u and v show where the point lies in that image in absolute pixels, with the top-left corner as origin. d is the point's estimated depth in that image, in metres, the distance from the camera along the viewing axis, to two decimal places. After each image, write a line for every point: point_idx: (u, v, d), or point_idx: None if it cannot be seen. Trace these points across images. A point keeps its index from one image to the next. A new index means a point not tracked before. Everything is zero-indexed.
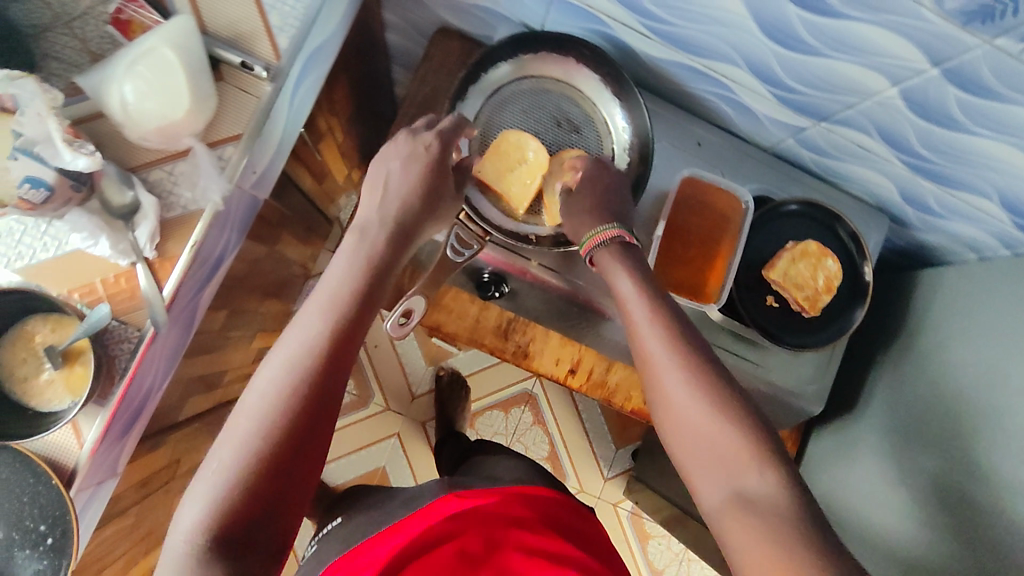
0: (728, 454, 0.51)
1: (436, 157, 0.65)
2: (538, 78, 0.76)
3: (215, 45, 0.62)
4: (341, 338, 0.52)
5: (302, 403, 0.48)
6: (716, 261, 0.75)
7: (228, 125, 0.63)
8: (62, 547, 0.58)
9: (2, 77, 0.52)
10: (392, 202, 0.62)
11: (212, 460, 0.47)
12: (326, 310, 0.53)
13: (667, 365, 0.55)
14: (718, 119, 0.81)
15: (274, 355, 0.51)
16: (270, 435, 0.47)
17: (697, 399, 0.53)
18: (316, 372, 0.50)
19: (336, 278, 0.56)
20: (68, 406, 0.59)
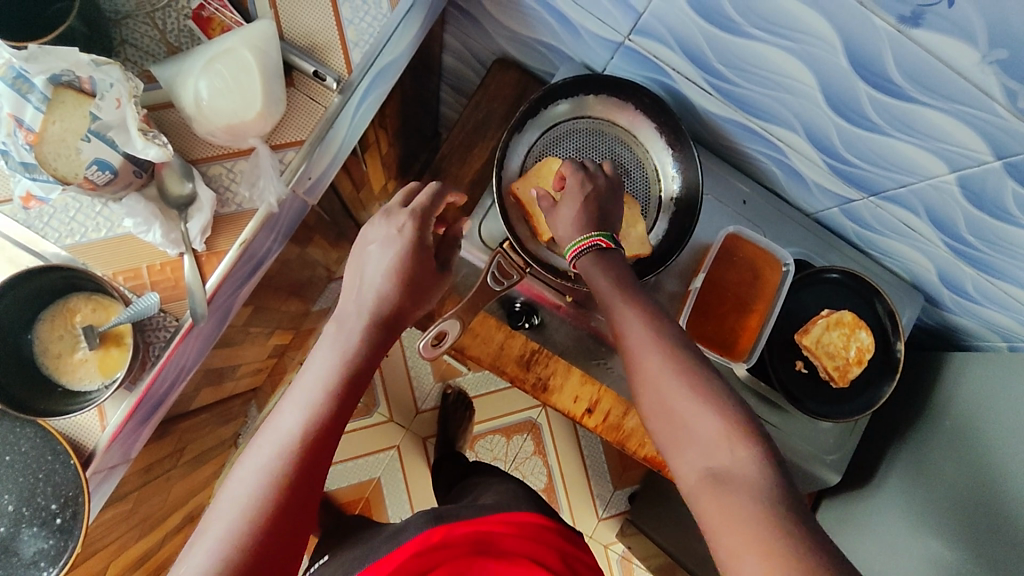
0: (705, 434, 0.51)
1: (417, 227, 0.61)
2: (595, 119, 0.77)
3: (294, 52, 0.64)
4: (317, 434, 0.51)
5: (274, 507, 0.47)
6: (750, 320, 0.75)
7: (293, 129, 0.65)
8: (70, 529, 0.58)
9: (90, 62, 0.53)
10: (370, 289, 0.59)
11: (184, 564, 0.46)
12: (304, 404, 0.52)
13: (645, 347, 0.56)
14: (766, 180, 0.81)
15: (255, 450, 0.50)
16: (243, 536, 0.46)
17: (674, 382, 0.53)
18: (291, 474, 0.48)
19: (316, 367, 0.55)
20: (99, 389, 0.58)
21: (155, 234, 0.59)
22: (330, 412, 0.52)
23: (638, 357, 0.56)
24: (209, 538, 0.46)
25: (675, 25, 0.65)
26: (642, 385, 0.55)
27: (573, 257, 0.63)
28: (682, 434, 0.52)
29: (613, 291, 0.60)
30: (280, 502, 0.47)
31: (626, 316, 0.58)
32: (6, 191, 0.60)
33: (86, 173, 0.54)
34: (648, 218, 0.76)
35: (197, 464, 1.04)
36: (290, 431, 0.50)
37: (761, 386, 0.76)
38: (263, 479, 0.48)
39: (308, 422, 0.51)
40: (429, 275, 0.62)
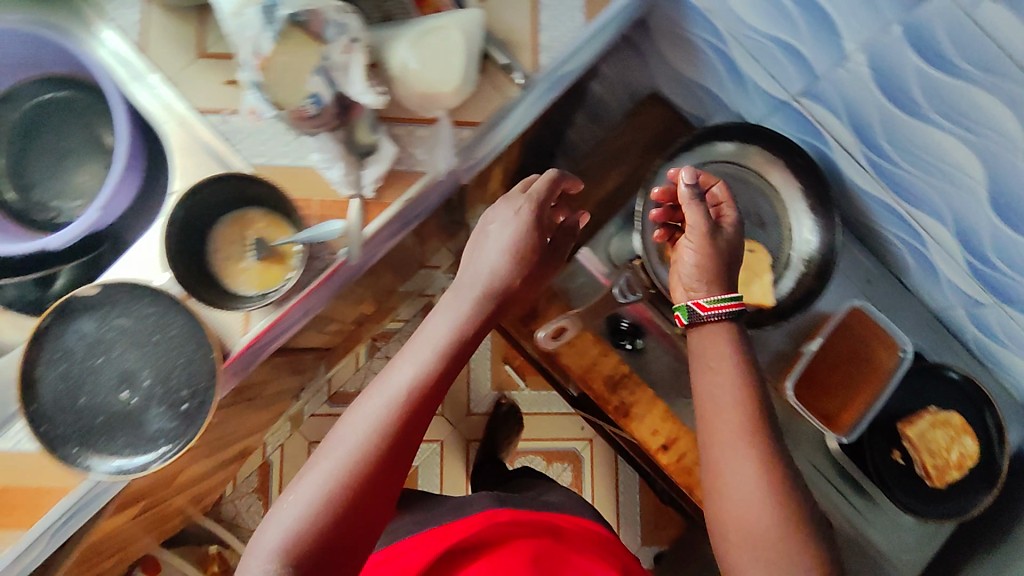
0: (766, 533, 0.52)
1: (540, 208, 0.67)
2: (745, 168, 0.79)
3: (491, 43, 0.69)
4: (424, 393, 0.57)
5: (386, 444, 0.54)
6: (856, 396, 0.76)
7: (474, 111, 0.69)
8: (194, 416, 0.62)
9: (336, 7, 0.59)
10: (490, 265, 0.64)
11: (308, 470, 0.53)
12: (419, 359, 0.58)
13: (729, 435, 0.56)
14: (894, 266, 0.81)
15: (374, 389, 0.57)
16: (360, 459, 0.53)
17: (752, 475, 0.54)
18: (402, 416, 0.55)
19: (436, 325, 0.61)
20: (253, 296, 0.63)
21: (336, 172, 0.65)
22: (437, 376, 0.58)
23: (714, 435, 0.57)
24: (322, 465, 0.53)
25: (853, 96, 0.67)
26: (723, 486, 0.55)
27: (714, 312, 0.59)
28: (744, 530, 0.53)
29: (731, 396, 0.57)
30: (391, 438, 0.54)
31: (724, 401, 0.57)
32: (217, 102, 0.66)
33: (299, 104, 0.60)
34: (777, 270, 0.77)
35: (266, 402, 1.09)
36: (400, 386, 0.56)
37: (854, 467, 0.76)
38: (376, 425, 0.54)
39: (423, 374, 0.57)
40: (538, 263, 0.67)
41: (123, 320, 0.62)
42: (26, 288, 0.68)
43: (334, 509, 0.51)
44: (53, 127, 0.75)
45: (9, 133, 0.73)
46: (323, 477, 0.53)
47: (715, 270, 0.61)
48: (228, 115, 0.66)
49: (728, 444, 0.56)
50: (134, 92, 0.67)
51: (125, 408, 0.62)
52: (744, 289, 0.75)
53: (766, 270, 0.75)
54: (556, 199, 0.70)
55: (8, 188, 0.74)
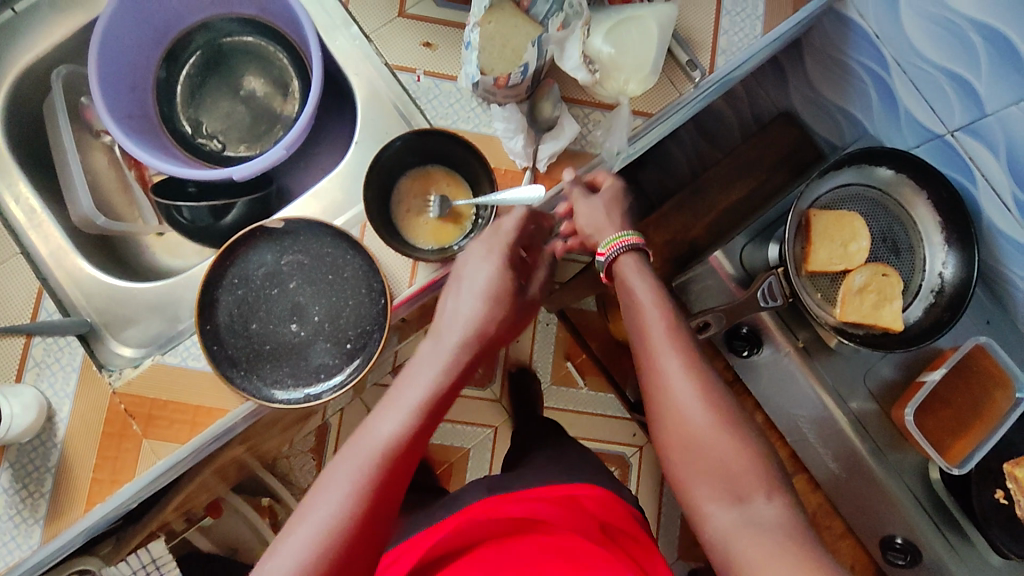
0: (730, 462, 0.54)
1: (520, 231, 0.61)
2: (885, 194, 0.81)
3: (675, 39, 0.71)
4: (408, 445, 0.52)
5: (367, 507, 0.49)
6: (968, 431, 0.78)
7: (648, 101, 0.70)
8: (354, 357, 0.64)
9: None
10: (471, 305, 0.58)
11: (284, 541, 0.47)
12: (401, 411, 0.53)
13: (680, 390, 0.56)
14: (1016, 313, 0.81)
15: (348, 451, 0.51)
16: (341, 523, 0.47)
17: (703, 416, 0.55)
18: (383, 471, 0.50)
19: (416, 379, 0.55)
20: (430, 250, 0.65)
21: (516, 142, 0.67)
22: (420, 430, 0.53)
23: (661, 390, 0.57)
24: (294, 539, 0.47)
25: (1019, 139, 0.68)
26: (674, 417, 0.56)
27: (612, 251, 0.61)
28: (709, 467, 0.54)
29: (647, 309, 0.58)
30: (374, 499, 0.49)
31: (670, 366, 0.56)
32: (410, 61, 0.68)
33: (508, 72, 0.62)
34: (905, 296, 0.80)
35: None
36: (374, 446, 0.51)
37: (953, 498, 0.79)
38: (352, 490, 0.49)
39: (404, 429, 0.52)
40: (519, 309, 0.61)
41: (299, 255, 0.64)
42: (201, 214, 0.71)
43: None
44: (230, 66, 0.78)
45: (191, 66, 0.77)
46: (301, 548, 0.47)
47: (608, 213, 0.64)
48: (419, 74, 0.68)
49: (677, 384, 0.56)
50: (332, 41, 0.70)
51: (292, 340, 0.64)
52: (874, 311, 0.77)
53: (898, 297, 0.77)
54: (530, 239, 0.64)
55: (183, 119, 0.77)
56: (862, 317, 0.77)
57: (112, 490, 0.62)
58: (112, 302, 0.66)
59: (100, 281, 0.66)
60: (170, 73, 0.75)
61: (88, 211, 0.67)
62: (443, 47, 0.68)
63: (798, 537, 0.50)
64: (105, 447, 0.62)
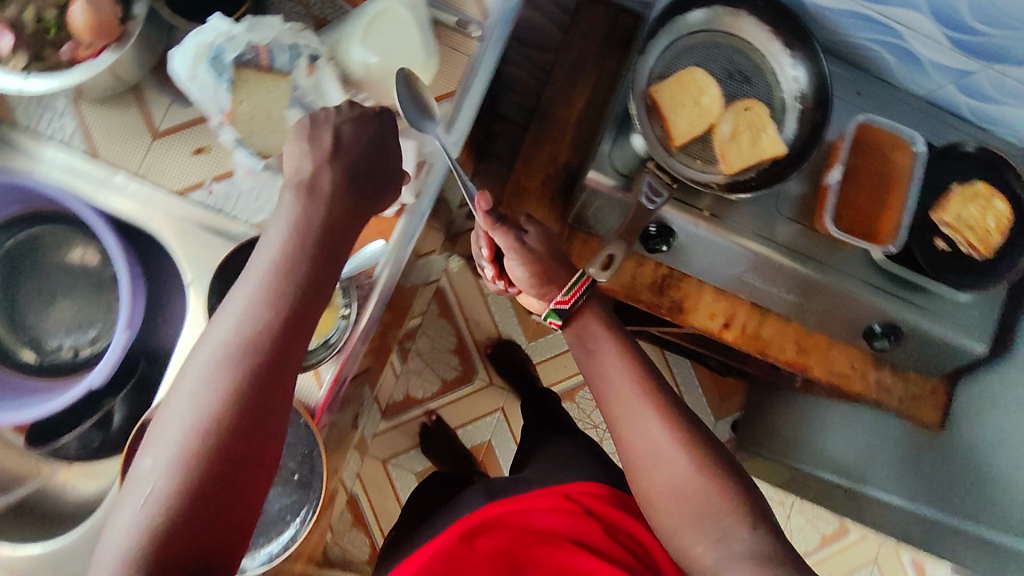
0: (711, 502, 0.60)
1: (357, 121, 0.55)
2: (711, 32, 0.78)
3: (434, 7, 0.65)
4: (269, 348, 0.48)
5: (229, 417, 0.46)
6: (886, 210, 0.78)
7: (444, 81, 0.66)
8: (310, 482, 0.62)
9: (289, 29, 0.56)
10: (302, 179, 0.52)
11: (147, 458, 0.45)
12: (244, 310, 0.48)
13: (664, 442, 0.63)
14: (875, 69, 0.82)
15: (204, 355, 0.48)
16: (203, 436, 0.45)
17: (683, 462, 0.62)
18: (243, 381, 0.47)
19: (259, 271, 0.50)
20: (316, 349, 0.61)
21: None
22: (278, 330, 0.48)
23: (643, 447, 0.64)
24: (136, 506, 0.44)
25: None
26: (653, 462, 0.63)
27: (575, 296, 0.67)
28: (693, 505, 0.61)
29: (618, 374, 0.66)
30: (234, 409, 0.46)
31: (652, 425, 0.64)
32: (193, 177, 0.62)
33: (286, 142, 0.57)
34: (777, 118, 0.78)
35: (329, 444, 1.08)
36: (231, 350, 0.47)
37: (904, 271, 0.78)
38: (185, 449, 0.45)
39: (257, 330, 0.48)
40: (359, 173, 0.54)
41: None
42: (90, 436, 0.68)
43: (182, 494, 0.44)
44: (29, 274, 0.71)
45: None
46: (165, 463, 0.45)
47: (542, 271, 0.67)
48: (210, 185, 0.62)
49: (654, 431, 0.64)
50: (109, 200, 0.63)
51: None
52: (755, 148, 0.75)
53: (769, 124, 0.75)
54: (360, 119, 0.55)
55: (19, 347, 0.70)
56: (746, 161, 0.76)
57: None
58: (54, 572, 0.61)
59: (32, 556, 0.61)
60: None
61: None
62: (216, 146, 0.62)
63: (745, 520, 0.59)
64: None
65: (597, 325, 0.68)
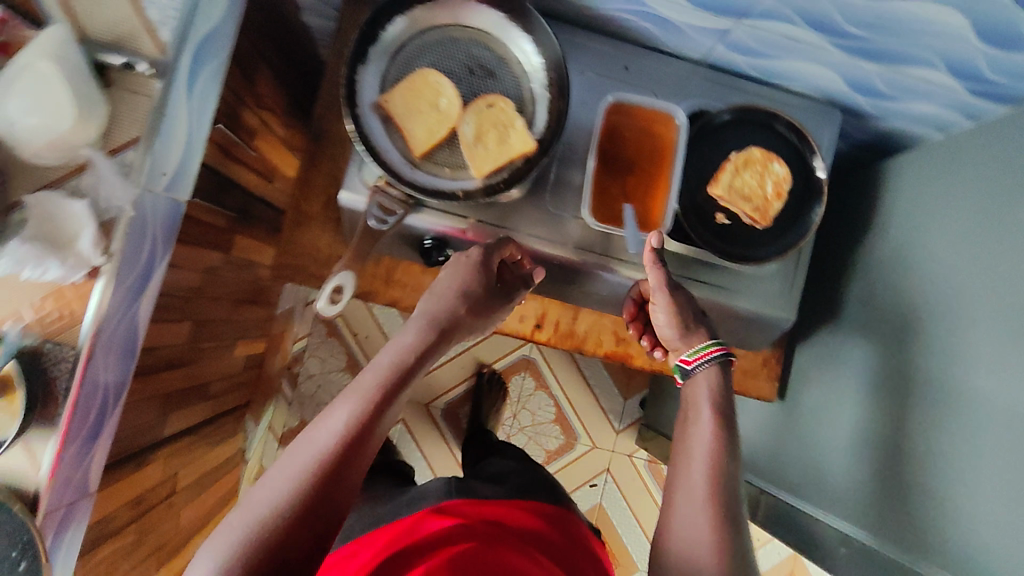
0: (697, 536, 0.57)
1: (485, 262, 0.70)
2: (444, 28, 0.72)
3: (97, 51, 0.64)
4: (356, 435, 0.55)
5: (303, 494, 0.52)
6: (658, 187, 0.70)
7: (125, 128, 0.66)
8: (37, 569, 0.59)
9: None
10: (435, 299, 0.68)
11: (222, 528, 0.51)
12: (355, 403, 0.57)
13: (694, 475, 0.61)
14: (641, 37, 0.76)
15: (298, 445, 0.55)
16: (276, 504, 0.51)
17: (704, 502, 0.59)
18: (323, 461, 0.53)
19: (386, 358, 0.63)
20: (10, 431, 0.60)
21: (53, 267, 0.60)
22: (373, 419, 0.57)
23: (681, 470, 0.62)
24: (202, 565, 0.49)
25: None
26: (679, 478, 0.62)
27: (698, 362, 0.69)
28: (679, 515, 0.60)
29: (704, 430, 0.64)
30: (308, 488, 0.52)
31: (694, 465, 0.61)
32: None
33: None
34: (526, 111, 0.72)
35: (185, 497, 1.01)
36: (332, 436, 0.55)
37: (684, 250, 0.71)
38: (245, 514, 0.51)
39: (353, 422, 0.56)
40: (488, 295, 0.70)
41: None
42: None
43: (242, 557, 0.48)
44: None
45: None
46: (241, 522, 0.50)
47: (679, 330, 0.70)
48: None
49: (695, 475, 0.61)
50: None
51: None
52: (503, 148, 0.71)
53: (516, 118, 0.70)
54: (502, 262, 0.73)
55: None
56: (495, 162, 0.70)
57: None
58: None
59: None
60: None
61: None
62: None
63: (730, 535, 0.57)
64: None
65: (713, 376, 0.68)
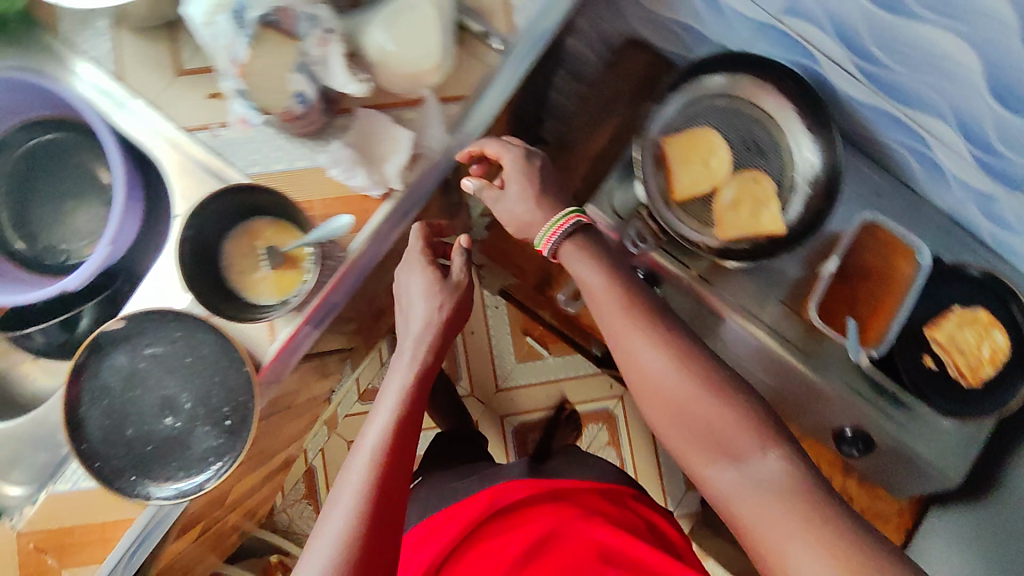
0: (764, 475, 0.52)
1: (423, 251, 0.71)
2: (736, 99, 0.77)
3: (463, 13, 0.67)
4: (389, 460, 0.59)
5: (363, 526, 0.56)
6: (878, 312, 0.76)
7: (457, 85, 0.68)
8: (238, 431, 0.64)
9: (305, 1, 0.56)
10: (416, 306, 0.69)
11: (301, 573, 0.55)
12: (380, 427, 0.62)
13: (672, 380, 0.57)
14: (902, 174, 0.79)
15: (341, 486, 0.59)
16: (344, 541, 0.55)
17: (705, 394, 0.56)
18: (375, 489, 0.57)
19: (396, 381, 0.66)
20: (275, 305, 0.63)
21: (360, 178, 0.65)
22: (398, 446, 0.61)
23: (661, 386, 0.58)
24: None
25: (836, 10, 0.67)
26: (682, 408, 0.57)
27: None
28: (735, 462, 0.54)
29: (649, 341, 0.59)
30: (366, 518, 0.56)
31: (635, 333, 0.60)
32: (203, 119, 0.66)
33: (283, 105, 0.59)
34: (782, 198, 0.76)
35: (295, 413, 1.06)
36: (366, 464, 0.59)
37: (885, 378, 0.76)
38: (319, 557, 0.54)
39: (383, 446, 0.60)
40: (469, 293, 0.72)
41: (154, 347, 0.64)
42: (53, 333, 0.70)
43: None
44: (45, 173, 0.75)
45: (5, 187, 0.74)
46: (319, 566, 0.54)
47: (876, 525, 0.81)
48: (216, 129, 0.66)
49: (686, 383, 0.57)
50: (122, 123, 0.67)
51: (172, 432, 0.64)
52: (753, 222, 0.75)
53: (773, 200, 0.74)
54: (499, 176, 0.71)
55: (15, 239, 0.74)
56: (741, 231, 0.75)
57: None
58: None
59: None
60: None
61: None
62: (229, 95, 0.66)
63: (819, 518, 0.49)
64: None
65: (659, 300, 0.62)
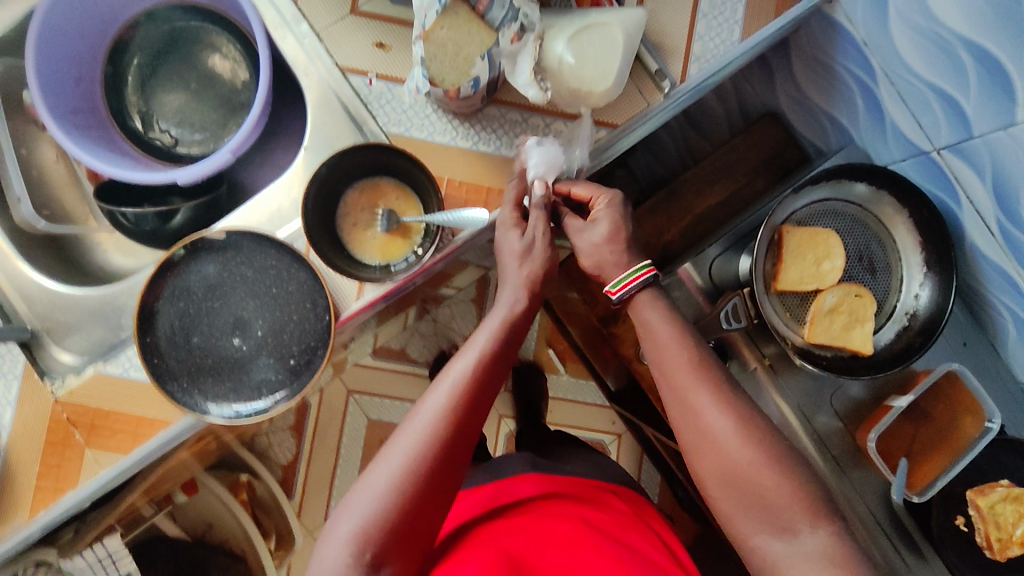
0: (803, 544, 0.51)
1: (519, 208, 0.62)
2: (866, 212, 0.78)
3: (644, 45, 0.65)
4: (449, 440, 0.52)
5: (407, 503, 0.51)
6: (928, 461, 0.77)
7: (615, 112, 0.66)
8: (299, 373, 0.63)
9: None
10: (514, 267, 0.59)
11: (334, 526, 0.51)
12: (443, 397, 0.54)
13: (729, 437, 0.54)
14: (993, 334, 0.78)
15: (388, 452, 0.53)
16: (384, 515, 0.50)
17: (766, 460, 0.53)
18: (426, 468, 0.51)
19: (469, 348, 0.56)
20: (377, 267, 0.63)
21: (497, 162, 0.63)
22: (458, 425, 0.53)
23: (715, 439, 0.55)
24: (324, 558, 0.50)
25: (1006, 162, 0.64)
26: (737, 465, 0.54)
27: None
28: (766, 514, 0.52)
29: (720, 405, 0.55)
30: (412, 495, 0.51)
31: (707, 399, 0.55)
32: (362, 64, 0.65)
33: (458, 83, 0.58)
34: (876, 319, 0.77)
35: None
36: (422, 436, 0.52)
37: (908, 521, 0.77)
38: (355, 524, 0.50)
39: (440, 423, 0.53)
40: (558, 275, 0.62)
41: (242, 264, 0.64)
42: (148, 218, 0.72)
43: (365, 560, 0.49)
44: (182, 55, 0.74)
45: (140, 57, 0.73)
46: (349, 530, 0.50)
47: None
48: (371, 78, 0.64)
49: (743, 444, 0.53)
50: (281, 38, 0.65)
51: (235, 354, 0.63)
52: (845, 333, 0.74)
53: (870, 319, 0.74)
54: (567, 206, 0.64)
55: (133, 114, 0.74)
56: (830, 339, 0.74)
57: (57, 497, 0.64)
58: (54, 309, 0.67)
59: (43, 287, 0.67)
60: (118, 63, 0.72)
61: (30, 215, 0.67)
62: (396, 48, 0.65)
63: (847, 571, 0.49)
64: (50, 454, 0.64)
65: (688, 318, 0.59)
